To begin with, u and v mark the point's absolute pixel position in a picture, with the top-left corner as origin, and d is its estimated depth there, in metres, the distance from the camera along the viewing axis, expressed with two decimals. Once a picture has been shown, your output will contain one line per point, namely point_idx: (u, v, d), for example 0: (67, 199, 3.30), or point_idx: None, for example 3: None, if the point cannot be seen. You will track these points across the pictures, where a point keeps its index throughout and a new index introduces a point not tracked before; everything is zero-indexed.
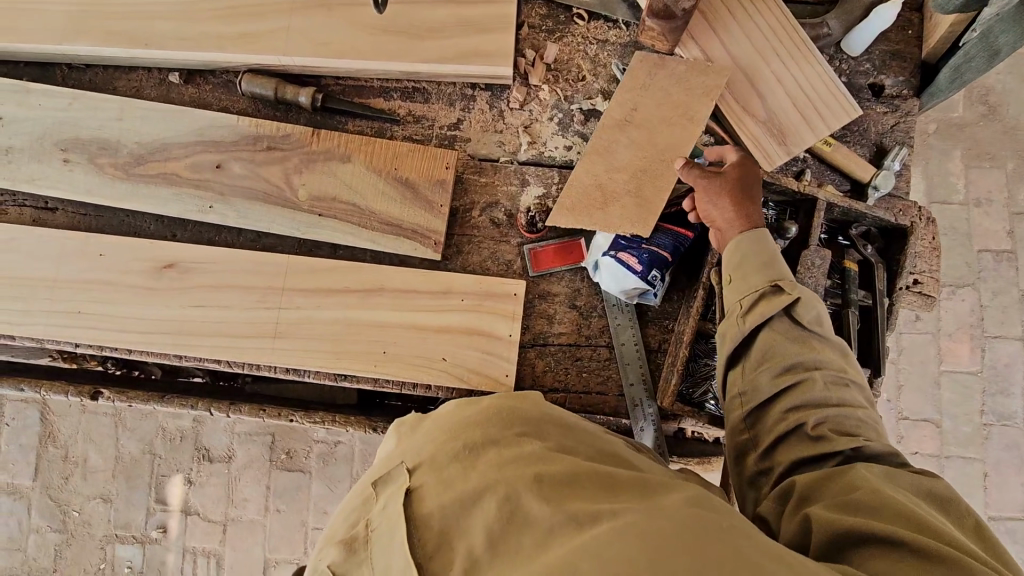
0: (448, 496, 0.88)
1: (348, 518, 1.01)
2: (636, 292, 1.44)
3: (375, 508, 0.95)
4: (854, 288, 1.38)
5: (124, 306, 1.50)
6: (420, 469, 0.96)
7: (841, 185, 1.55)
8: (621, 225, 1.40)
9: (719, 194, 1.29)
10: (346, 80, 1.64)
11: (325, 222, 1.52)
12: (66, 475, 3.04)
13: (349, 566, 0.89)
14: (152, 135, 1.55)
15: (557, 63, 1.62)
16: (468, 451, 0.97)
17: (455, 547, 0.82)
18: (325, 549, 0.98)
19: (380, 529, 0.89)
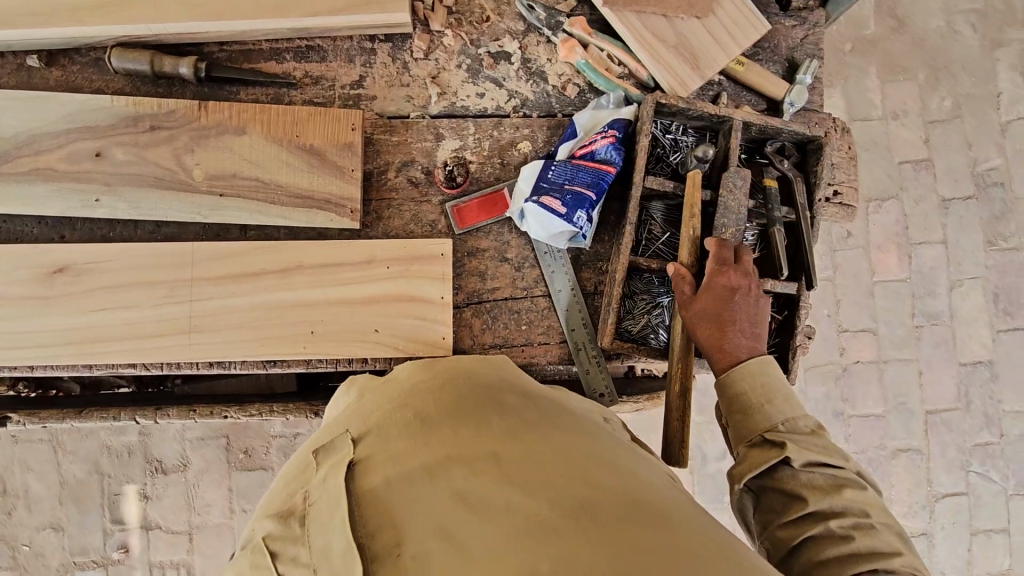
0: (394, 472, 0.88)
1: (284, 490, 1.00)
2: (565, 235, 1.41)
3: (316, 480, 0.93)
4: (777, 205, 1.38)
5: (14, 321, 1.36)
6: (367, 441, 0.96)
7: (757, 104, 1.54)
8: (677, 7, 1.45)
9: (697, 329, 1.26)
10: (231, 46, 1.50)
11: (228, 202, 1.41)
12: (8, 510, 2.86)
13: (286, 542, 0.88)
14: (15, 127, 1.38)
15: (459, 5, 1.53)
16: (419, 423, 0.96)
17: (400, 525, 0.80)
18: (260, 522, 0.96)
19: (317, 503, 0.87)
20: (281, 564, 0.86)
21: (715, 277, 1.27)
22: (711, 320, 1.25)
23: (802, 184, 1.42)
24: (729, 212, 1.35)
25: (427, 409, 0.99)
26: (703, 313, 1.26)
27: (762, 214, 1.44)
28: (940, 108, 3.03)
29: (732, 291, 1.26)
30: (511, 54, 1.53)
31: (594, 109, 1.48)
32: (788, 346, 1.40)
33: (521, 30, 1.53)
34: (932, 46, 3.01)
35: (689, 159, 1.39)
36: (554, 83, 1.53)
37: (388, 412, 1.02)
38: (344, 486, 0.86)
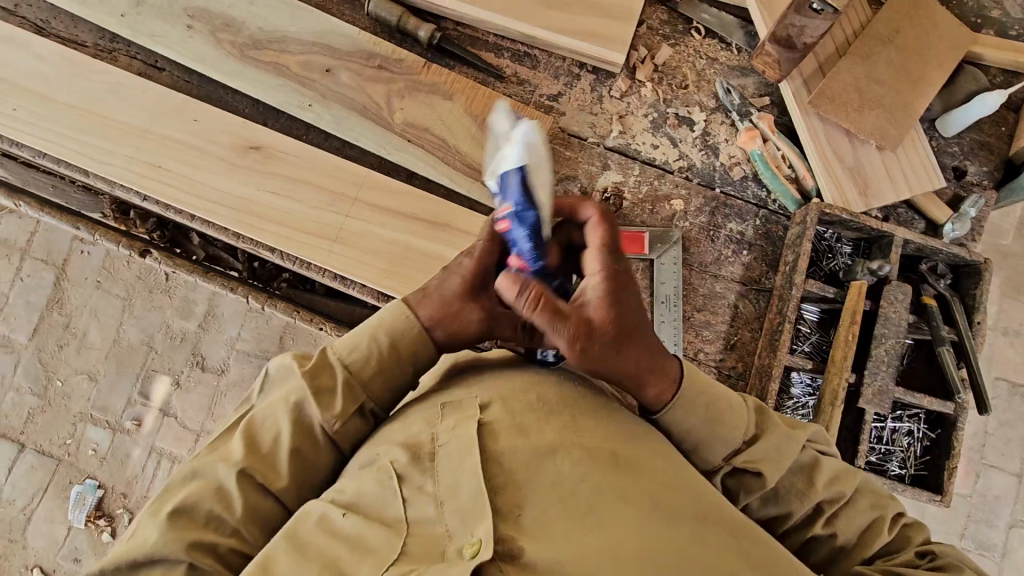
0: (523, 440, 0.92)
1: (404, 421, 1.01)
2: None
3: (440, 424, 0.95)
4: (939, 323, 1.40)
5: (203, 173, 1.56)
6: (493, 405, 0.97)
7: (916, 223, 1.59)
8: (870, 132, 1.52)
9: (617, 356, 0.98)
10: (464, 29, 1.72)
11: (411, 148, 1.59)
12: (62, 344, 3.07)
13: (417, 473, 0.91)
14: (274, 25, 1.63)
15: (666, 66, 1.69)
16: (543, 403, 0.98)
17: (521, 491, 0.87)
18: (383, 446, 0.98)
19: (444, 449, 0.92)
20: (405, 489, 0.90)
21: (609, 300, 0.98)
22: (617, 351, 0.97)
23: (959, 304, 1.44)
24: (887, 323, 1.38)
25: (553, 393, 1.01)
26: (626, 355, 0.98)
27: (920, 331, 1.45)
28: None
29: (622, 285, 0.99)
30: (695, 123, 1.66)
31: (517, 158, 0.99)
32: (944, 467, 1.36)
33: (712, 106, 1.66)
34: None
35: (858, 268, 1.42)
36: (724, 161, 1.64)
37: (514, 383, 1.02)
38: (474, 441, 0.91)
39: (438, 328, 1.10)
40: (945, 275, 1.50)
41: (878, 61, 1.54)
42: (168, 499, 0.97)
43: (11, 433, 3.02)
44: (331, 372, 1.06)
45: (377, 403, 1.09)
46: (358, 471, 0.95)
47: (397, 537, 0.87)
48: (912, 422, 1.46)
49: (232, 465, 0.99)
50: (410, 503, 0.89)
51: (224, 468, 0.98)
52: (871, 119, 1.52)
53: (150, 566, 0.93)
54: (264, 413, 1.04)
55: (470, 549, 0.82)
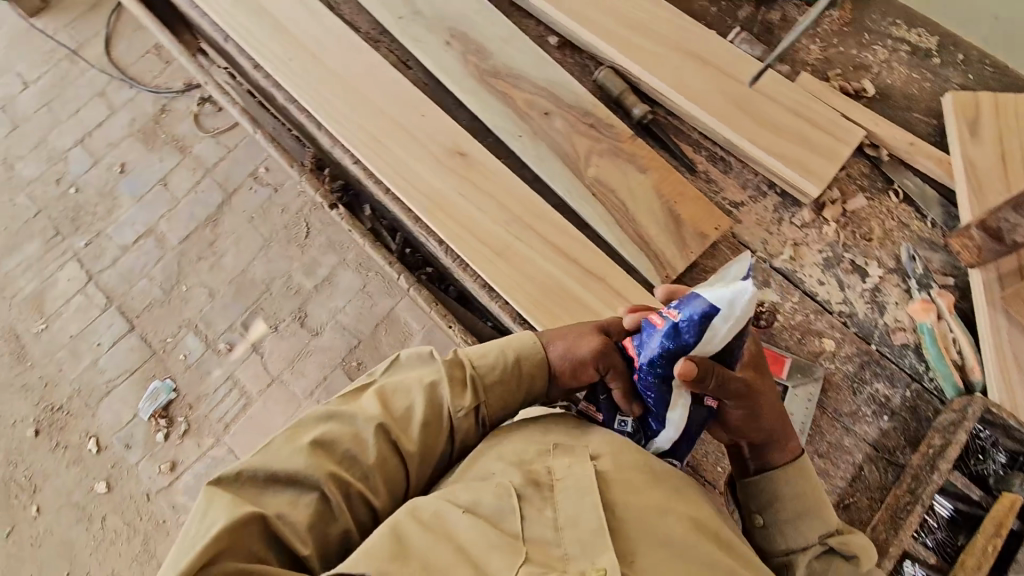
0: (631, 496, 1.07)
1: (521, 447, 1.15)
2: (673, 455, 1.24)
3: (554, 460, 1.12)
4: None
5: (413, 160, 1.76)
6: (603, 457, 1.13)
7: None
8: None
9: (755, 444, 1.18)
10: (673, 119, 1.86)
11: (594, 201, 1.70)
12: (201, 258, 3.46)
13: (536, 496, 1.07)
14: (516, 65, 1.86)
15: (855, 214, 1.71)
16: (648, 469, 1.13)
17: (633, 541, 1.01)
18: (499, 465, 1.12)
19: (563, 484, 1.08)
20: (525, 508, 1.05)
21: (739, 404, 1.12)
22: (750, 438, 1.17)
23: None
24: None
25: (653, 464, 1.15)
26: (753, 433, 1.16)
27: None
28: None
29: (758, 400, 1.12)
30: (868, 276, 1.64)
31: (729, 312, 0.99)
32: None
33: (891, 266, 1.65)
34: None
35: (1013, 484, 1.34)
36: (888, 322, 1.60)
37: (619, 446, 1.16)
38: (593, 484, 1.06)
39: (562, 362, 1.26)
40: None
41: None
42: (304, 435, 1.11)
43: (129, 314, 3.36)
44: (461, 368, 1.24)
45: (488, 407, 1.24)
46: (475, 481, 1.10)
47: (519, 549, 0.99)
48: None
49: (369, 419, 1.14)
50: (531, 523, 1.03)
51: (361, 419, 1.14)
52: None
53: (280, 488, 1.06)
54: (397, 386, 1.21)
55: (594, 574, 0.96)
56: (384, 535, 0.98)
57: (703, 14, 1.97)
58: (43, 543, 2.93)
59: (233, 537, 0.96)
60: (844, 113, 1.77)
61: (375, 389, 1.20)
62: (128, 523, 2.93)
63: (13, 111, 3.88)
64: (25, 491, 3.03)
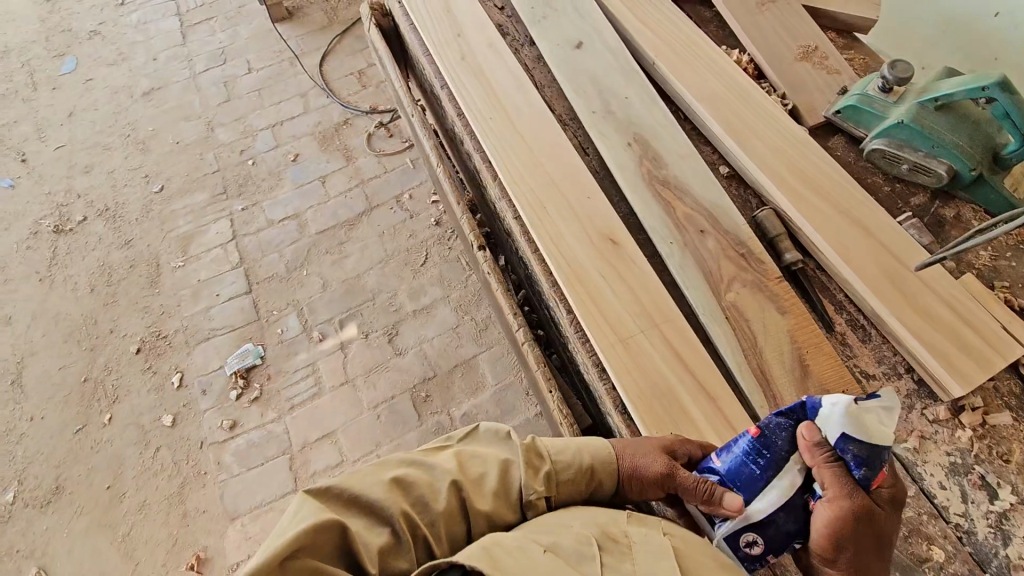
0: (709, 571, 1.07)
1: (594, 514, 1.20)
2: (755, 534, 1.17)
3: (631, 526, 1.17)
4: None
5: (569, 231, 1.91)
6: (679, 534, 1.16)
7: None
8: None
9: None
10: (821, 275, 1.90)
11: (725, 323, 1.74)
12: (329, 253, 3.79)
13: (612, 552, 1.10)
14: (685, 181, 2.00)
15: (995, 429, 1.62)
16: (721, 559, 1.13)
17: None
18: (575, 520, 1.17)
19: (640, 545, 1.11)
20: (604, 557, 1.08)
21: (839, 519, 1.08)
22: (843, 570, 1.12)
23: None
24: None
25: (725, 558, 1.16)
26: (838, 562, 1.12)
27: None
28: None
29: (857, 532, 1.08)
30: (997, 498, 1.53)
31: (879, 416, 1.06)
32: None
33: None
34: None
35: None
36: (1010, 556, 1.46)
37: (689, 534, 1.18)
38: (668, 553, 1.09)
39: (630, 478, 1.29)
40: None
41: None
42: (389, 471, 1.16)
43: (252, 278, 3.70)
44: (538, 458, 1.27)
45: (557, 499, 1.26)
46: (554, 527, 1.15)
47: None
48: None
49: (446, 471, 1.19)
50: (610, 569, 1.06)
51: (439, 470, 1.19)
52: None
53: (355, 516, 1.09)
54: (472, 455, 1.25)
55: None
56: (474, 551, 1.04)
57: (875, 190, 2.04)
58: (100, 450, 3.13)
59: (314, 539, 1.00)
60: (1004, 325, 1.73)
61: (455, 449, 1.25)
62: (175, 462, 3.08)
63: (233, 87, 4.57)
64: (106, 398, 3.29)
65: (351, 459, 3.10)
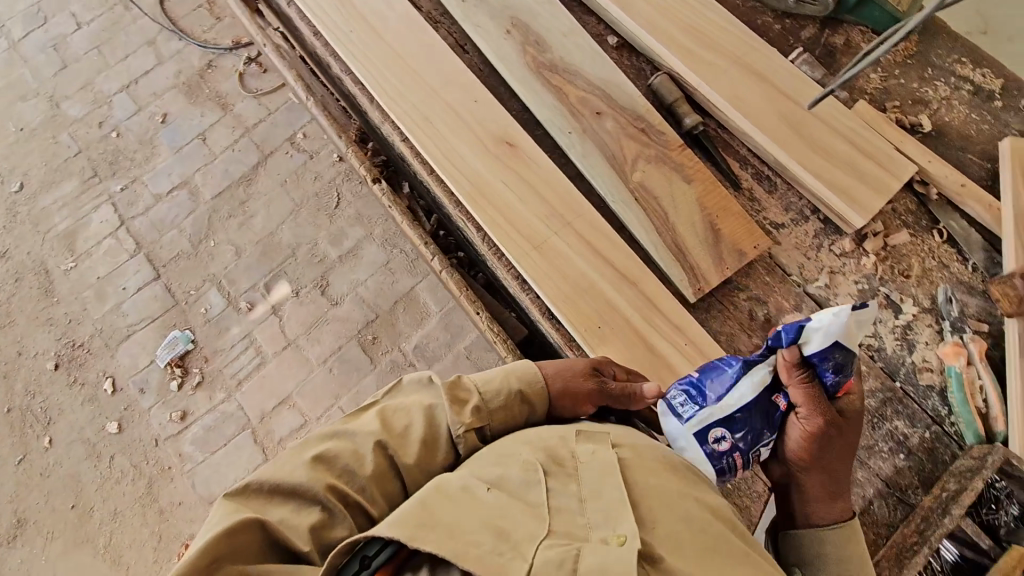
0: (653, 479, 1.09)
1: (542, 434, 1.19)
2: (722, 429, 1.20)
3: (577, 445, 1.16)
4: None
5: (460, 144, 1.77)
6: (625, 447, 1.16)
7: None
8: None
9: (819, 484, 1.21)
10: (723, 133, 1.86)
11: (635, 205, 1.70)
12: (233, 215, 3.51)
13: (558, 471, 1.09)
14: (572, 62, 1.85)
15: (895, 249, 1.70)
16: (668, 462, 1.16)
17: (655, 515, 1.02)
18: (522, 446, 1.15)
19: (586, 464, 1.10)
20: (550, 481, 1.07)
21: (814, 430, 1.16)
22: (819, 474, 1.20)
23: None
24: None
25: (671, 458, 1.19)
26: (810, 467, 1.19)
27: None
28: None
29: (830, 438, 1.16)
30: (902, 313, 1.64)
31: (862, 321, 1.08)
32: None
33: (926, 305, 1.64)
34: None
35: None
36: (915, 361, 1.59)
37: (637, 441, 1.19)
38: (616, 465, 1.09)
39: (561, 392, 1.31)
40: None
41: None
42: (310, 448, 1.11)
43: (156, 262, 3.42)
44: (465, 393, 1.25)
45: (491, 429, 1.25)
46: (501, 457, 1.13)
47: (544, 518, 1.00)
48: None
49: (368, 435, 1.15)
50: (555, 493, 1.05)
51: (361, 435, 1.15)
52: None
53: (284, 501, 1.04)
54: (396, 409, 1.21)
55: (617, 540, 0.95)
56: (410, 505, 0.98)
57: (766, 31, 1.95)
58: (51, 474, 3.01)
59: (230, 543, 0.94)
60: (896, 147, 1.76)
61: (377, 409, 1.21)
62: (134, 465, 3.00)
63: (64, 50, 3.93)
64: (38, 421, 3.10)
65: (314, 417, 3.09)
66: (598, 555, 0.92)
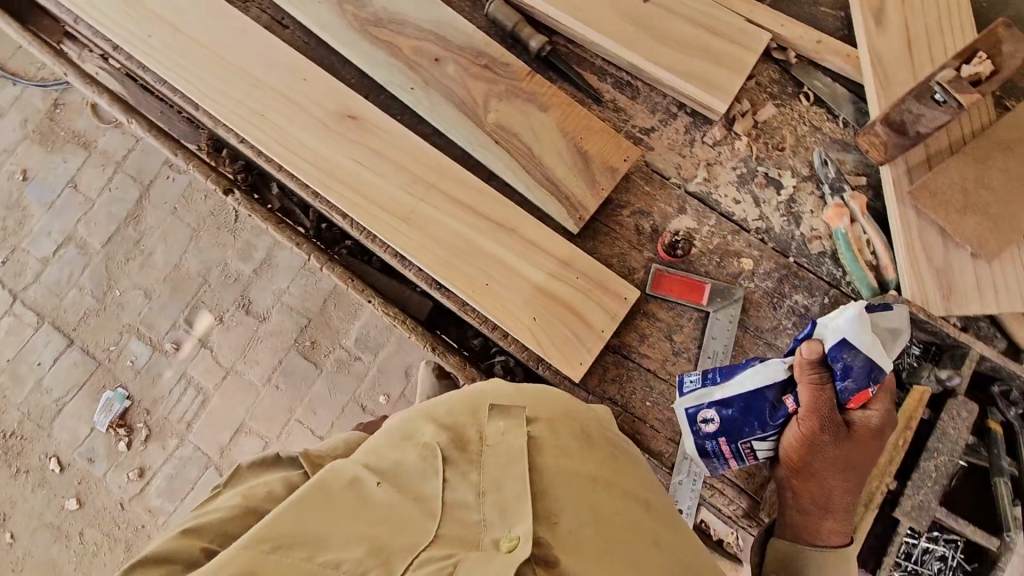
0: (563, 461, 1.06)
1: (450, 412, 1.12)
2: (712, 409, 1.31)
3: (487, 426, 1.09)
4: (1002, 454, 1.34)
5: (300, 131, 1.63)
6: (539, 423, 1.11)
7: (996, 342, 1.51)
8: (966, 235, 1.45)
9: (807, 491, 1.30)
10: (574, 48, 1.74)
11: (497, 149, 1.61)
12: (129, 258, 3.26)
13: (457, 459, 1.04)
14: (397, 9, 1.69)
15: (765, 124, 1.66)
16: (583, 437, 1.14)
17: (559, 505, 1.00)
18: (424, 431, 1.09)
19: (492, 449, 1.05)
20: (449, 471, 1.03)
21: (809, 433, 1.26)
22: (811, 482, 1.29)
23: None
24: (946, 438, 1.32)
25: (588, 428, 1.16)
26: (801, 474, 1.29)
27: (978, 457, 1.38)
28: None
29: (831, 448, 1.26)
30: (782, 187, 1.62)
31: (885, 334, 1.22)
32: None
33: (805, 174, 1.62)
34: None
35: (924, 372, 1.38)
36: (804, 232, 1.59)
37: (554, 411, 1.15)
38: (523, 450, 1.04)
39: None
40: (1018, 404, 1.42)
41: (991, 166, 1.46)
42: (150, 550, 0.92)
43: (64, 327, 3.22)
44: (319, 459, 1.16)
45: None
46: (400, 442, 1.08)
47: (433, 513, 0.98)
48: (948, 547, 1.43)
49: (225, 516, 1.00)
50: (451, 486, 1.01)
51: (215, 520, 0.98)
52: (970, 223, 1.45)
53: None
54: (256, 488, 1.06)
55: (508, 544, 0.92)
56: (284, 511, 0.92)
57: None
58: (26, 565, 2.94)
59: None
60: (746, 18, 1.69)
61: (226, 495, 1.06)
62: (107, 533, 2.95)
63: None
64: None
65: (275, 435, 3.05)
66: (481, 560, 0.89)
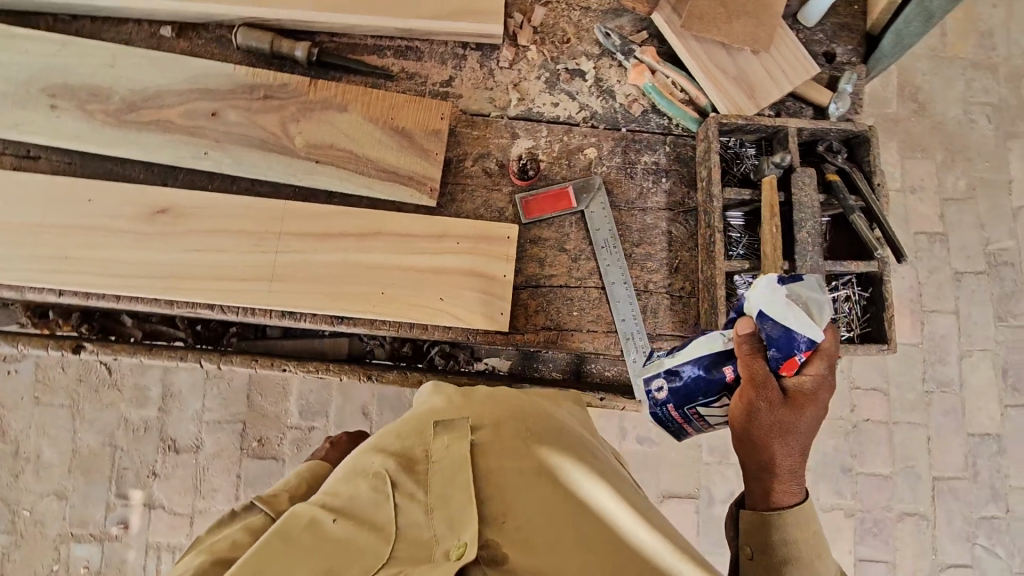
0: (509, 462, 1.10)
1: (401, 436, 1.14)
2: (662, 379, 1.26)
3: (433, 442, 1.11)
4: (845, 194, 1.56)
5: (116, 251, 1.49)
6: (484, 428, 1.14)
7: (805, 111, 1.71)
8: (741, 38, 1.61)
9: (751, 459, 1.21)
10: (340, 38, 1.69)
11: (322, 168, 1.57)
12: (16, 473, 2.83)
13: (403, 480, 1.07)
14: (144, 83, 1.55)
15: (544, 26, 1.73)
16: (530, 434, 1.15)
17: (508, 504, 1.04)
18: (377, 462, 1.11)
19: (437, 465, 1.07)
20: (398, 495, 1.06)
21: (746, 403, 1.17)
22: (753, 451, 1.20)
23: (859, 174, 1.61)
24: (804, 206, 1.51)
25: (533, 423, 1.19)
26: (742, 444, 1.20)
27: (832, 207, 1.60)
28: (966, 188, 2.95)
29: (774, 416, 1.16)
30: (586, 73, 1.71)
31: (807, 305, 1.11)
32: (883, 318, 1.55)
33: (597, 53, 1.72)
34: (954, 129, 2.96)
35: (763, 165, 1.54)
36: (622, 101, 1.70)
37: (502, 413, 1.18)
38: (467, 458, 1.06)
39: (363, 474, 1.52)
40: (840, 151, 1.65)
41: None
42: None
43: None
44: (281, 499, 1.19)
45: None
46: (348, 480, 1.09)
47: (387, 538, 1.01)
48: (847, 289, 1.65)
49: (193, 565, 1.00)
50: (402, 508, 1.04)
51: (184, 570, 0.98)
52: (737, 27, 1.62)
53: None
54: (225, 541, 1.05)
55: (456, 551, 0.93)
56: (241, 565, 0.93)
57: None
58: None
59: None
60: None
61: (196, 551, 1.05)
62: None
63: None
64: None
65: None
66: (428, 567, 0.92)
